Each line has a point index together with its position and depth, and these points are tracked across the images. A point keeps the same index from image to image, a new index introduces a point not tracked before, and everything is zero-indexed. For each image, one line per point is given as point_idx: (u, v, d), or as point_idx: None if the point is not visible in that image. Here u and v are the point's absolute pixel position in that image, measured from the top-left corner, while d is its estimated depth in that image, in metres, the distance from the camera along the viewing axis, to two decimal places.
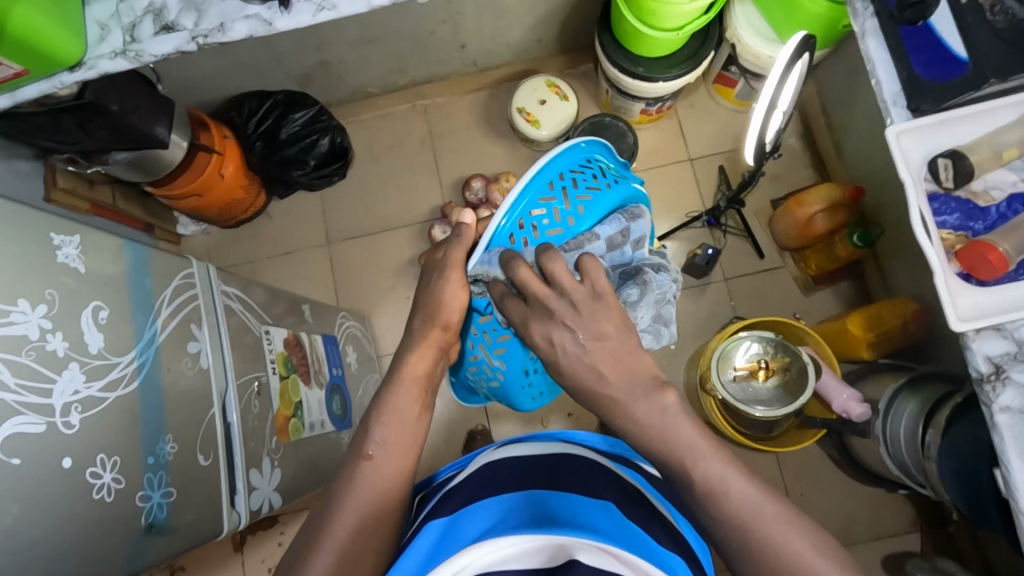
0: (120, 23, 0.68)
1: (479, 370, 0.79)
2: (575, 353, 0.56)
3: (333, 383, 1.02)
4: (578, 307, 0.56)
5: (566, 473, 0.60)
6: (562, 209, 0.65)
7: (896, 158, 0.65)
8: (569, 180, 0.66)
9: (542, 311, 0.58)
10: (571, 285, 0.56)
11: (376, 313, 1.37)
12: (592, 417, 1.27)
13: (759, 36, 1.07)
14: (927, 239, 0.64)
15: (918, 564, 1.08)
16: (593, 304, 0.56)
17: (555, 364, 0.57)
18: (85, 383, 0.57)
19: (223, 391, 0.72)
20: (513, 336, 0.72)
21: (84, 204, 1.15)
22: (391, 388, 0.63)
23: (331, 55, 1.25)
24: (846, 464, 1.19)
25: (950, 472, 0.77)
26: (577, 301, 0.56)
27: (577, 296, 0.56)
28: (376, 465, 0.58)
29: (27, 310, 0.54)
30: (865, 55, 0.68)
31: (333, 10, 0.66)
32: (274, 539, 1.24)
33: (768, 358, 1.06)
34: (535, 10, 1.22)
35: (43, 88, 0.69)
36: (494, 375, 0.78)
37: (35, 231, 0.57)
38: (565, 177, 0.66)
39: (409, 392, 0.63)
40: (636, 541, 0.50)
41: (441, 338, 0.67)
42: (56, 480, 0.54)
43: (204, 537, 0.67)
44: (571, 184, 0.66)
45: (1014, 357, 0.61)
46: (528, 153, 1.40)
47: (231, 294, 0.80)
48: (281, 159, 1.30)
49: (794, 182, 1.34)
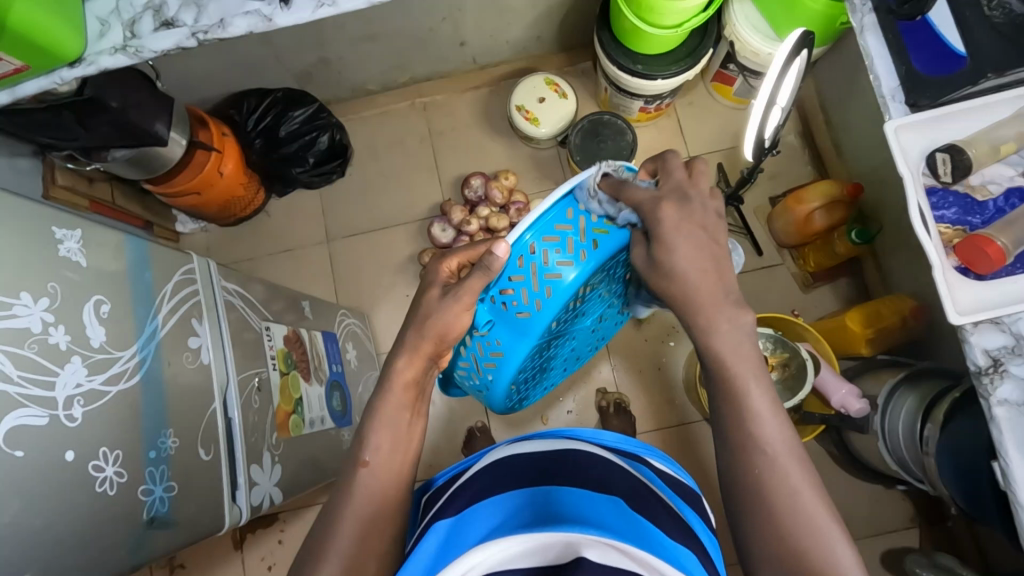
0: (120, 19, 0.68)
1: (466, 375, 0.76)
2: (695, 237, 0.60)
3: (333, 380, 1.02)
4: (705, 210, 0.62)
5: (574, 467, 0.60)
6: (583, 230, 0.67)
7: (894, 153, 0.66)
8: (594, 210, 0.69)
9: (677, 195, 0.62)
10: (705, 189, 0.63)
11: (376, 311, 1.37)
12: (592, 414, 1.27)
13: (757, 33, 1.07)
14: (925, 234, 0.64)
15: (918, 560, 1.08)
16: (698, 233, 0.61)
17: (670, 245, 0.60)
18: (88, 377, 0.58)
19: (224, 386, 0.72)
20: (506, 355, 0.69)
21: (84, 202, 1.15)
22: (382, 391, 0.62)
23: (331, 53, 1.25)
24: (845, 460, 1.20)
25: (949, 467, 0.78)
26: (709, 206, 0.62)
27: (708, 203, 0.62)
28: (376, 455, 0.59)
29: (30, 303, 0.54)
30: (863, 50, 0.69)
31: (334, 6, 0.66)
32: (274, 536, 1.24)
33: (768, 354, 1.07)
34: (536, 7, 1.22)
35: (43, 84, 0.69)
36: (480, 384, 0.75)
37: (38, 224, 0.57)
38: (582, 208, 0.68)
39: (398, 397, 0.62)
40: (645, 534, 0.50)
41: (434, 350, 0.64)
42: (57, 473, 0.54)
43: (206, 531, 0.67)
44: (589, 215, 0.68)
45: (1012, 350, 0.61)
46: (528, 151, 1.40)
47: (231, 291, 0.80)
48: (281, 156, 1.31)
49: (792, 180, 1.34)
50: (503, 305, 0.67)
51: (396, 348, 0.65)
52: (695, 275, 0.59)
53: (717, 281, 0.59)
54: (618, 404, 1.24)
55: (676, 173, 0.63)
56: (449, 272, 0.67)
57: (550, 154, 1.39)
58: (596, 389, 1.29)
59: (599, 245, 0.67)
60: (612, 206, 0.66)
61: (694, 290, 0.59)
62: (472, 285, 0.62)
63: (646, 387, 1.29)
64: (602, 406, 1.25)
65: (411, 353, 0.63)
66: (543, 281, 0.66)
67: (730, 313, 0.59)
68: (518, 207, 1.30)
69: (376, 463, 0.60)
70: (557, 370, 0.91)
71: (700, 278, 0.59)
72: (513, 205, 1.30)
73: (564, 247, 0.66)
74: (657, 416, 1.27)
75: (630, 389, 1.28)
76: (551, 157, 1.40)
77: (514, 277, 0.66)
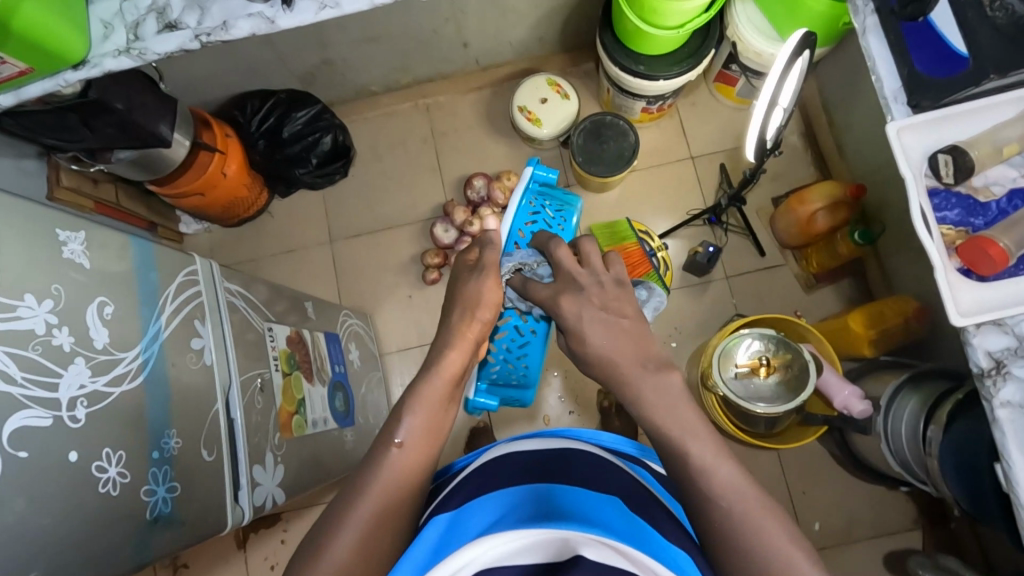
0: (123, 21, 0.68)
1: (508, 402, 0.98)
2: (601, 320, 0.64)
3: (335, 380, 1.02)
4: (603, 286, 0.66)
5: (576, 467, 0.60)
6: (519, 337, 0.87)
7: (897, 154, 0.66)
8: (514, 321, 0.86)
9: (571, 286, 0.68)
10: (598, 265, 0.68)
11: (378, 312, 1.37)
12: (594, 415, 1.27)
13: (760, 34, 1.07)
14: (928, 236, 0.64)
15: (922, 561, 1.07)
16: (615, 289, 0.66)
17: (581, 334, 0.64)
18: (91, 378, 0.58)
19: (227, 387, 0.72)
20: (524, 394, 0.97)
21: (88, 203, 1.16)
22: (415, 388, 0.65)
23: (334, 54, 1.25)
24: (848, 462, 1.19)
25: (953, 468, 0.77)
26: (603, 281, 0.67)
27: (603, 277, 0.67)
28: (400, 448, 0.60)
29: (34, 305, 0.54)
30: (866, 51, 0.69)
31: (336, 8, 0.66)
32: (276, 536, 1.25)
33: (769, 355, 1.06)
34: (539, 8, 1.22)
35: (47, 86, 0.70)
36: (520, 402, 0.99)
37: (43, 226, 0.57)
38: (510, 327, 0.86)
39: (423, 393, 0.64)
40: (643, 536, 0.50)
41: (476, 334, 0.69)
42: (61, 472, 0.54)
43: (209, 531, 0.67)
44: (516, 328, 0.86)
45: (1014, 352, 0.61)
46: (530, 152, 1.40)
47: (234, 292, 0.80)
48: (285, 156, 1.31)
49: (795, 180, 1.34)
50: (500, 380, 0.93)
51: (434, 346, 0.69)
52: (610, 345, 0.62)
53: (633, 352, 0.62)
54: (620, 406, 1.24)
55: (563, 262, 0.70)
56: (473, 261, 0.75)
57: (552, 155, 1.39)
58: (598, 389, 1.29)
59: (540, 328, 0.87)
60: (523, 302, 0.81)
61: (610, 363, 0.62)
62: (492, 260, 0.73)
63: None
64: (605, 407, 1.25)
65: (459, 339, 0.68)
66: (518, 359, 0.90)
67: (651, 382, 0.60)
68: None
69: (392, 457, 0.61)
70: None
71: (617, 354, 0.62)
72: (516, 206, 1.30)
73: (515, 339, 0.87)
74: None
75: None
76: (553, 158, 1.40)
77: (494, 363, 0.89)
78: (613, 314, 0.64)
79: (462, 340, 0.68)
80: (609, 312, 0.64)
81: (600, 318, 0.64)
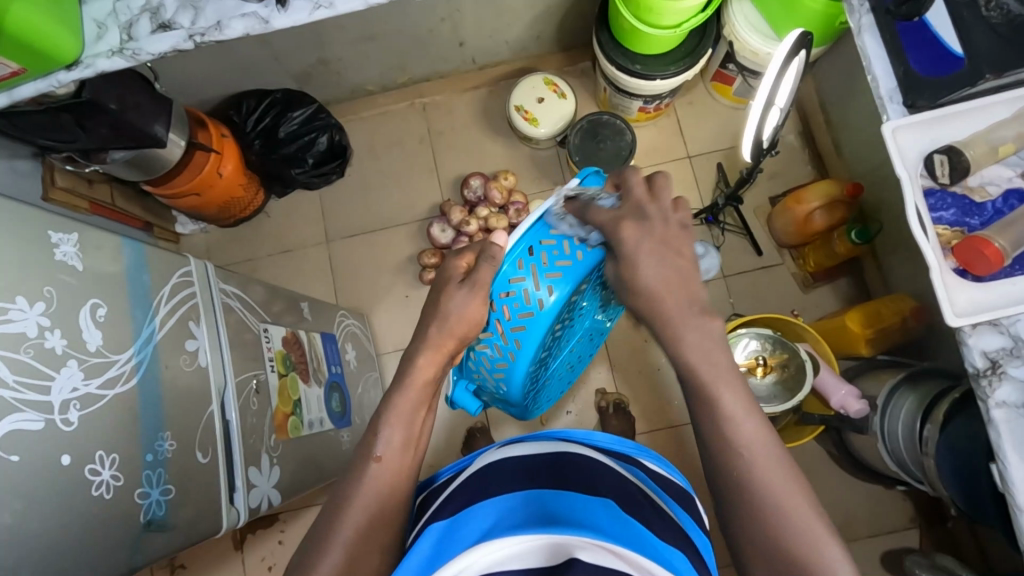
0: (117, 21, 0.68)
1: (483, 381, 0.77)
2: (655, 253, 0.61)
3: (332, 381, 1.02)
4: (666, 222, 0.63)
5: (570, 471, 0.60)
6: (505, 328, 0.70)
7: (892, 154, 0.66)
8: (510, 302, 0.69)
9: (636, 213, 0.63)
10: (668, 204, 0.64)
11: (375, 312, 1.37)
12: (591, 415, 1.27)
13: (756, 32, 1.07)
14: (924, 237, 0.64)
15: (918, 560, 1.07)
16: (679, 230, 0.63)
17: (634, 263, 0.61)
18: (84, 381, 0.58)
19: (222, 388, 0.72)
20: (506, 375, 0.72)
21: (83, 203, 1.15)
22: (398, 389, 0.64)
23: (330, 54, 1.25)
24: (845, 460, 1.20)
25: (949, 468, 0.77)
26: (669, 217, 0.63)
27: (670, 216, 0.63)
28: (379, 463, 0.61)
29: (25, 307, 0.54)
30: (862, 51, 0.69)
31: (331, 7, 0.66)
32: (274, 537, 1.24)
33: (767, 354, 1.06)
34: (535, 7, 1.22)
35: (40, 86, 0.69)
36: (497, 390, 0.76)
37: (35, 229, 0.57)
38: (498, 310, 0.70)
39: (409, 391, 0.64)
40: (638, 538, 0.50)
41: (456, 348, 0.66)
42: (54, 475, 0.54)
43: (205, 533, 0.67)
44: (506, 314, 0.70)
45: (1010, 352, 0.61)
46: (526, 151, 1.40)
47: (230, 293, 0.80)
48: (280, 156, 1.30)
49: (792, 179, 1.34)
50: (494, 342, 0.71)
51: (416, 343, 0.67)
52: (659, 284, 0.60)
53: (682, 293, 0.60)
54: (618, 404, 1.24)
55: (636, 189, 0.65)
56: (463, 269, 0.68)
57: (549, 155, 1.39)
58: (596, 389, 1.29)
59: (538, 316, 0.69)
60: (580, 227, 0.71)
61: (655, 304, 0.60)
62: (483, 278, 0.66)
63: (646, 387, 1.28)
64: (602, 406, 1.25)
65: (432, 350, 0.65)
66: (495, 367, 0.73)
67: (695, 324, 0.58)
68: (517, 207, 1.29)
69: (391, 458, 0.61)
70: (572, 368, 0.93)
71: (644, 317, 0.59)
72: (513, 205, 1.30)
73: (522, 303, 0.69)
74: (658, 417, 1.27)
75: (629, 389, 1.29)
76: (550, 158, 1.39)
77: (503, 295, 0.69)
78: (668, 252, 0.61)
79: (438, 347, 0.65)
80: (665, 249, 0.61)
81: (657, 251, 0.61)
